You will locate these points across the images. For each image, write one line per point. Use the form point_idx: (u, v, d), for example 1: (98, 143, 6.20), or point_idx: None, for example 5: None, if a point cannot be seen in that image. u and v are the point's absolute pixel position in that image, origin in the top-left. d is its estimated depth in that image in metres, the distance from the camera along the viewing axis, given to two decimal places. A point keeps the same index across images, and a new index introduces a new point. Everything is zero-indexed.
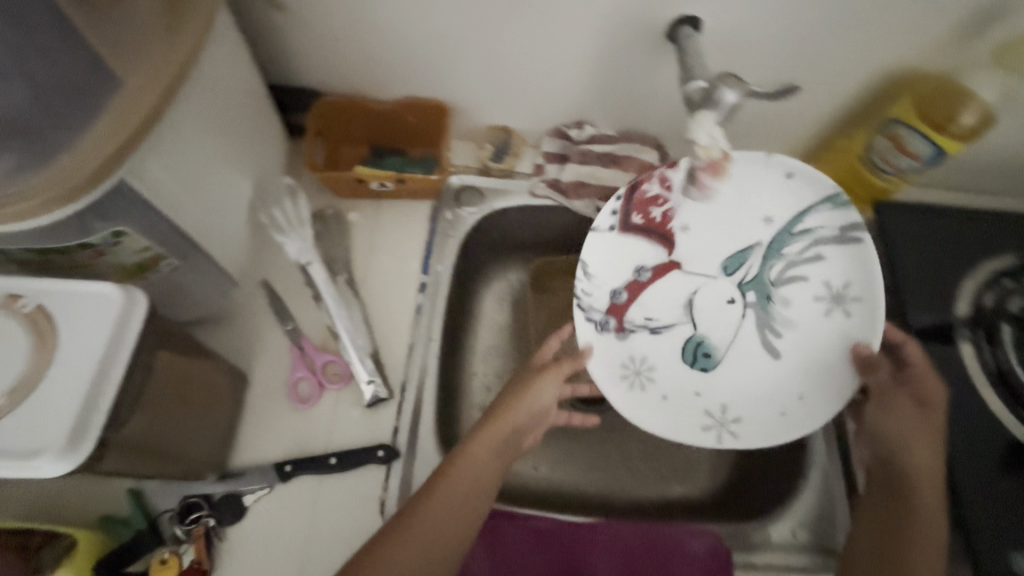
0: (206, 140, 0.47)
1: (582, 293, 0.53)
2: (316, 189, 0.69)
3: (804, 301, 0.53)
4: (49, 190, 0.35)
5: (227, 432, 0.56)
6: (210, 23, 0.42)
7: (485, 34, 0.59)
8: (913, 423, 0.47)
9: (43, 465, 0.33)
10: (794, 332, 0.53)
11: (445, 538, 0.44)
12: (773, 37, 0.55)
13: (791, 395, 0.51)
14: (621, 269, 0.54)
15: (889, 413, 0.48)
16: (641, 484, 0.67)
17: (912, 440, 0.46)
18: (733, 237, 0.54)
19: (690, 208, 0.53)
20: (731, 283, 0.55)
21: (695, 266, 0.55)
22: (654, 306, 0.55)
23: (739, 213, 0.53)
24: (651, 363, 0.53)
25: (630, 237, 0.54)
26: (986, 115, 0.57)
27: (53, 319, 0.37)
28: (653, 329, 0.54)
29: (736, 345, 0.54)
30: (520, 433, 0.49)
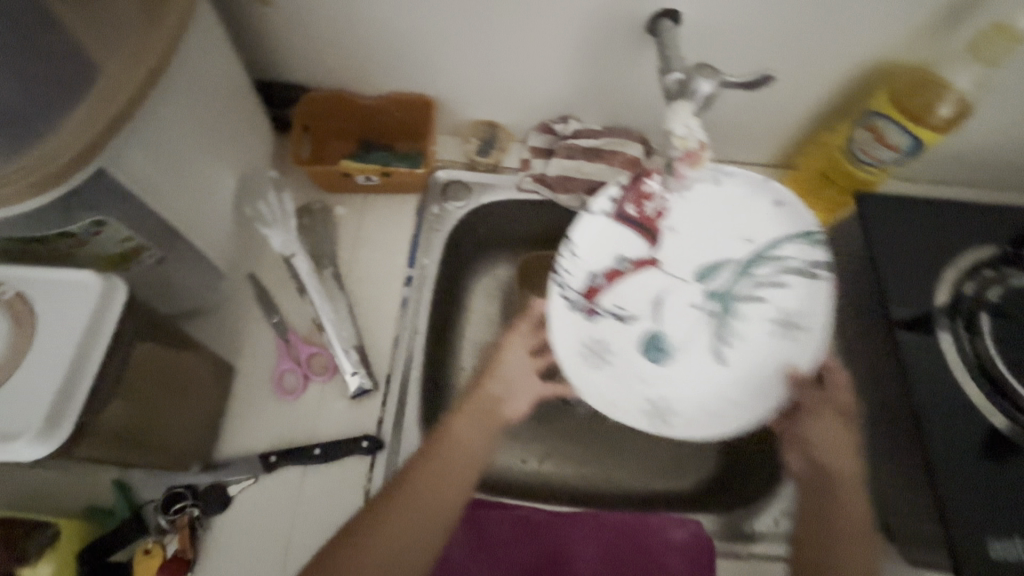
0: (188, 131, 0.48)
1: (563, 269, 0.52)
2: (302, 183, 0.69)
3: (759, 319, 0.53)
4: (26, 177, 0.36)
5: (212, 423, 0.56)
6: (188, 13, 0.42)
7: (468, 27, 0.59)
8: (836, 437, 0.53)
9: (22, 448, 0.33)
10: (743, 345, 0.53)
11: (441, 494, 0.48)
12: (749, 26, 0.56)
13: (726, 401, 0.51)
14: (604, 253, 0.53)
15: (819, 429, 0.53)
16: (627, 475, 0.67)
17: (835, 455, 0.52)
18: (712, 249, 0.54)
19: (680, 211, 0.53)
20: (698, 290, 0.54)
21: (668, 271, 0.54)
22: (624, 298, 0.54)
23: (725, 226, 0.53)
24: (609, 349, 0.53)
25: (620, 224, 0.53)
26: (964, 106, 0.57)
27: (32, 307, 0.37)
28: (617, 319, 0.54)
29: (687, 350, 0.53)
30: (495, 408, 0.55)
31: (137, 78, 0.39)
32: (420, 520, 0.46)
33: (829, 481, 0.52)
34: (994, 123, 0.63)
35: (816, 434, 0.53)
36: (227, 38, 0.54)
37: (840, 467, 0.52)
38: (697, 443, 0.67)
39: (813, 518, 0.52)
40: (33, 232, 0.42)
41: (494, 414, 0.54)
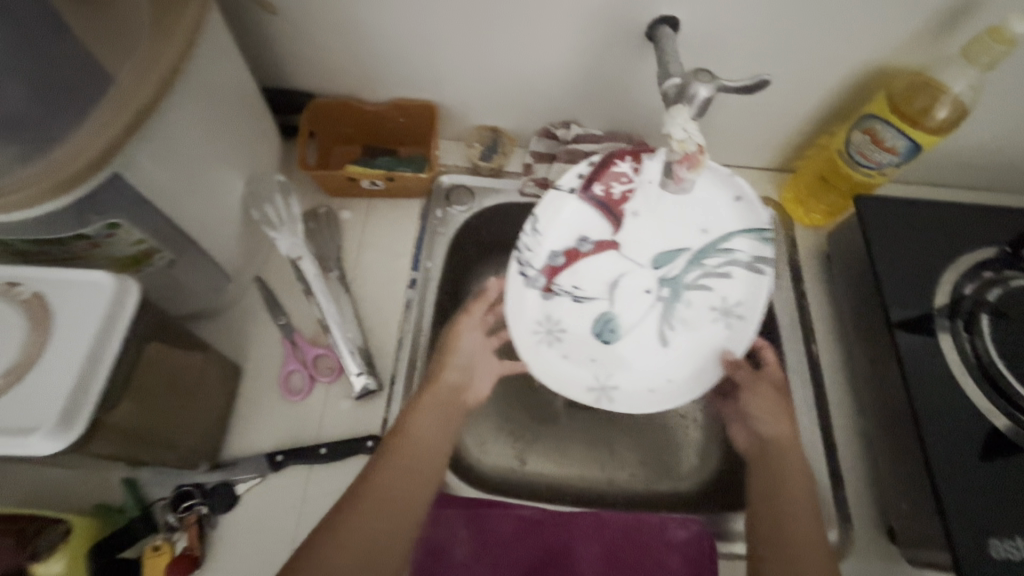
0: (199, 136, 0.49)
1: (525, 247, 0.55)
2: (309, 188, 0.71)
3: (701, 306, 0.58)
4: (43, 180, 0.37)
5: (220, 423, 0.57)
6: (199, 22, 0.43)
7: (470, 35, 0.60)
8: (773, 407, 0.59)
9: (37, 441, 0.35)
10: (686, 328, 0.58)
11: (415, 477, 0.51)
12: (745, 31, 0.57)
13: (661, 377, 0.58)
14: (566, 234, 0.55)
15: (756, 399, 0.60)
16: (629, 476, 0.68)
17: (775, 423, 0.58)
18: (670, 238, 0.56)
19: (644, 196, 0.55)
20: (653, 274, 0.58)
21: (626, 255, 0.58)
22: (583, 278, 0.58)
23: (682, 217, 0.55)
24: (564, 326, 0.58)
25: (586, 205, 0.54)
26: (962, 109, 0.57)
27: (47, 307, 0.38)
28: (575, 298, 0.58)
29: (636, 330, 0.59)
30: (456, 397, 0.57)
31: (151, 86, 0.40)
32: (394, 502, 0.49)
33: (768, 446, 0.57)
34: (990, 126, 0.63)
35: (756, 405, 0.59)
36: (237, 47, 0.55)
37: (778, 433, 0.57)
38: (697, 447, 0.69)
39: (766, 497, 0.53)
40: (49, 235, 0.43)
41: (454, 401, 0.57)
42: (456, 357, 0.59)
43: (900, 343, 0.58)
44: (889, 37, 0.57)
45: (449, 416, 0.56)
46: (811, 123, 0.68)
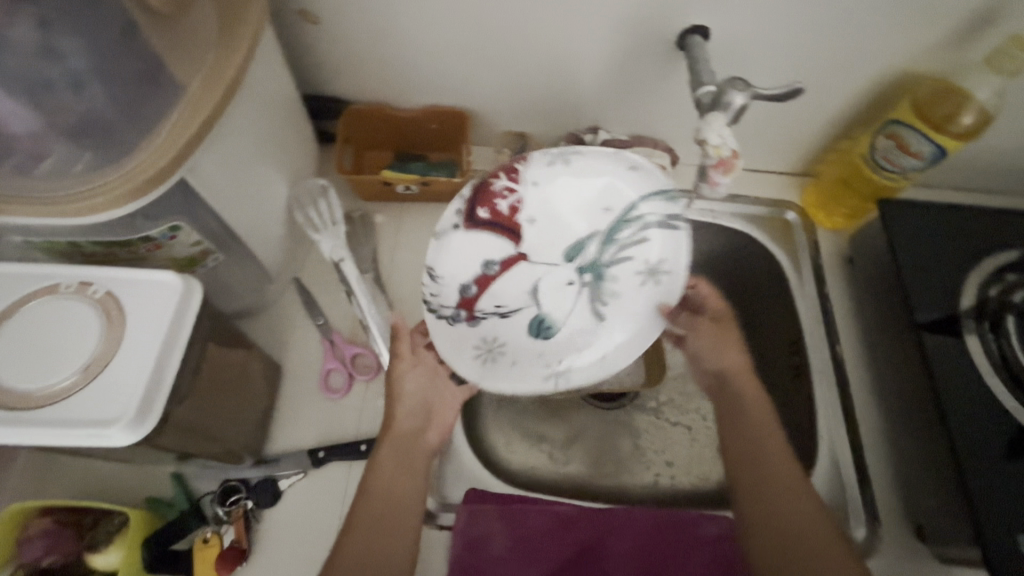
0: (250, 142, 0.51)
1: (432, 294, 0.58)
2: (343, 191, 0.73)
3: (627, 277, 0.59)
4: (122, 184, 0.39)
5: (263, 420, 0.59)
6: (258, 33, 0.46)
7: (505, 45, 0.63)
8: (720, 346, 0.60)
9: (115, 434, 0.36)
10: (619, 301, 0.59)
11: (397, 503, 0.51)
12: (773, 38, 0.59)
13: (609, 344, 0.58)
14: (470, 265, 0.60)
15: (701, 340, 0.60)
16: (654, 476, 0.70)
17: (726, 360, 0.59)
18: (572, 231, 0.61)
19: (533, 199, 0.60)
20: (570, 268, 0.61)
21: (540, 256, 0.61)
22: (502, 290, 0.60)
23: (579, 203, 0.60)
24: (502, 340, 0.59)
25: (476, 233, 0.59)
26: (985, 117, 0.59)
27: (120, 304, 0.40)
28: (499, 308, 0.60)
29: (571, 319, 0.60)
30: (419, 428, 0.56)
31: (216, 95, 0.42)
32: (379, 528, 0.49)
33: (726, 384, 0.59)
34: (1009, 132, 0.65)
35: (706, 348, 0.60)
36: (282, 56, 0.57)
37: (731, 367, 0.59)
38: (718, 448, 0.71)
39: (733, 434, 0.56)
40: (115, 238, 0.45)
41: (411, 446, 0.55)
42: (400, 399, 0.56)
43: (926, 343, 0.59)
44: (914, 46, 0.59)
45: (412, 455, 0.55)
46: (834, 128, 0.70)
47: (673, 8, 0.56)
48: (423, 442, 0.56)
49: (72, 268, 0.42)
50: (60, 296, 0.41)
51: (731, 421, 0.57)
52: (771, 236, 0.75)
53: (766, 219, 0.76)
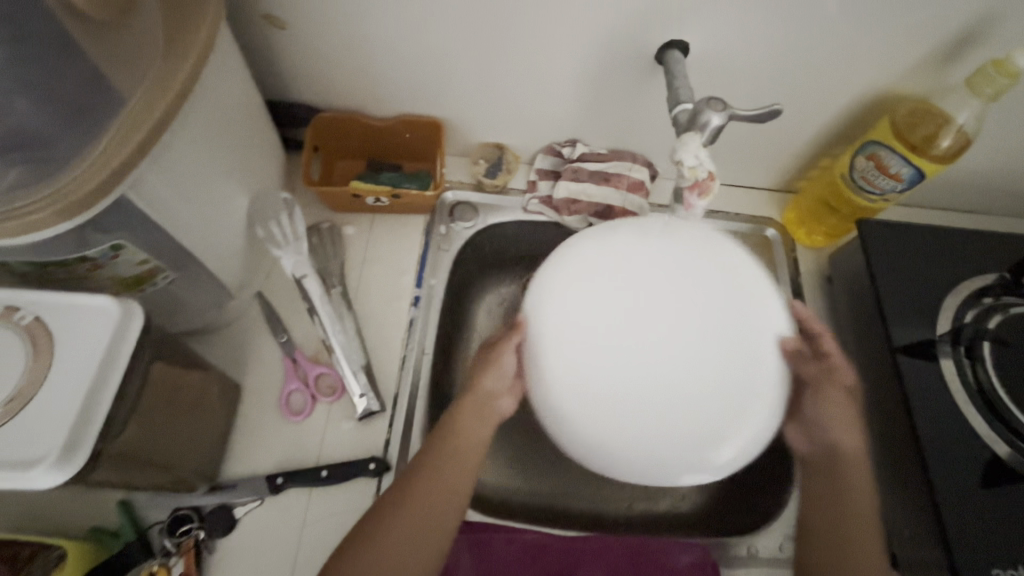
0: (206, 154, 0.49)
1: (552, 273, 0.45)
2: (312, 202, 0.70)
3: (708, 347, 0.40)
4: (53, 202, 0.37)
5: (219, 443, 0.56)
6: (209, 42, 0.43)
7: (480, 55, 0.60)
8: (848, 423, 0.52)
9: (37, 476, 0.34)
10: (679, 365, 0.40)
11: (446, 510, 0.49)
12: (753, 55, 0.58)
13: (651, 391, 0.40)
14: (576, 272, 0.43)
15: (828, 405, 0.52)
16: (631, 496, 0.68)
17: (846, 440, 0.52)
18: (694, 360, 0.40)
19: (653, 242, 0.44)
20: (637, 316, 0.41)
21: (598, 299, 0.42)
22: (573, 305, 0.42)
23: (701, 276, 0.42)
24: (558, 317, 0.43)
25: (592, 244, 0.45)
26: (966, 139, 0.58)
27: (48, 328, 0.38)
28: (569, 352, 0.42)
29: (607, 352, 0.41)
30: (491, 395, 0.52)
31: (159, 108, 0.40)
32: (420, 533, 0.47)
33: (836, 464, 0.52)
34: (987, 154, 0.65)
35: (828, 418, 0.52)
36: (243, 62, 0.55)
37: (851, 448, 0.52)
38: None
39: (815, 502, 0.52)
40: (51, 258, 0.43)
41: (490, 410, 0.52)
42: (499, 371, 0.51)
43: (902, 367, 0.58)
44: (895, 66, 0.58)
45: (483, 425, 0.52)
46: (815, 146, 0.69)
47: (653, 22, 0.55)
48: (496, 408, 0.53)
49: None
50: None
51: (828, 490, 0.52)
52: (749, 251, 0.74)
53: (746, 234, 0.75)
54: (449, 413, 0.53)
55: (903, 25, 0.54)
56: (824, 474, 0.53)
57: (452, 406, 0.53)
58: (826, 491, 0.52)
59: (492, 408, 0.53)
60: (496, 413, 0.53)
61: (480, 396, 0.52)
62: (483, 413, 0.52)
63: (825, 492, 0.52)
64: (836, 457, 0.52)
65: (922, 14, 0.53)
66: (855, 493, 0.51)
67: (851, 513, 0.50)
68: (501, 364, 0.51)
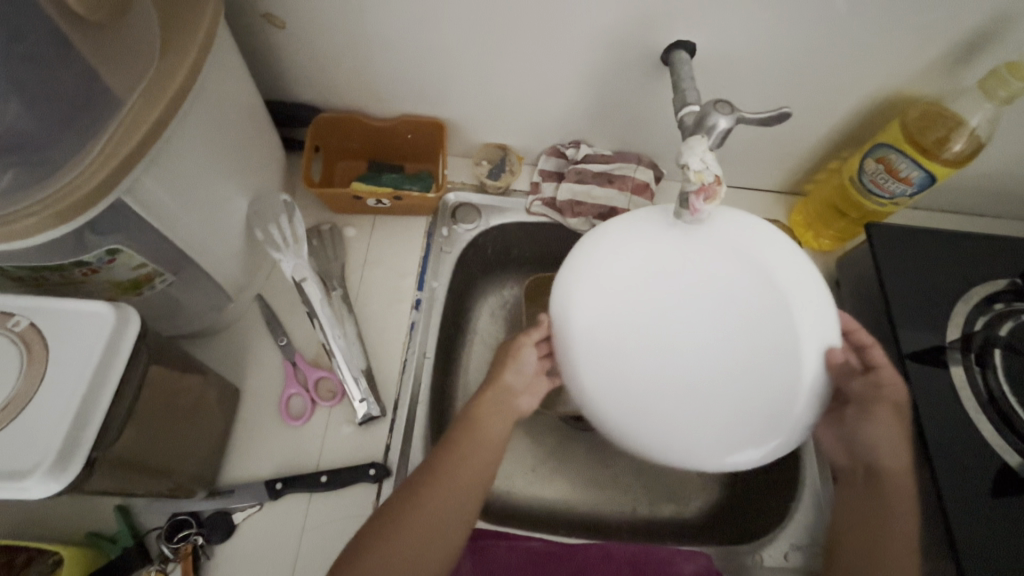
0: (205, 157, 0.48)
1: (596, 262, 0.44)
2: (313, 203, 0.70)
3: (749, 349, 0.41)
4: (48, 207, 0.37)
5: (218, 448, 0.56)
6: (207, 44, 0.43)
7: (483, 56, 0.59)
8: (894, 439, 0.49)
9: (32, 485, 0.34)
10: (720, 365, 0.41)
11: (460, 515, 0.47)
12: (761, 56, 0.57)
13: (692, 388, 0.41)
14: (621, 265, 0.43)
15: (872, 421, 0.49)
16: (633, 501, 0.67)
17: (888, 455, 0.49)
18: (723, 361, 0.41)
19: (700, 238, 0.43)
20: (681, 315, 0.42)
21: (644, 296, 0.42)
22: (603, 304, 0.43)
23: (746, 277, 0.42)
24: (602, 311, 0.43)
25: (638, 237, 0.44)
26: (979, 142, 0.57)
27: (42, 334, 0.38)
28: (599, 351, 0.43)
29: (649, 350, 0.42)
30: (509, 392, 0.51)
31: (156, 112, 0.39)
32: (433, 540, 0.45)
33: (877, 479, 0.50)
34: (999, 157, 0.63)
35: (874, 434, 0.49)
36: (242, 62, 0.54)
37: (892, 464, 0.49)
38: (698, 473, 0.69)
39: (848, 514, 0.51)
40: (46, 262, 0.42)
41: (509, 407, 0.50)
42: (519, 365, 0.50)
43: (911, 375, 0.57)
44: (906, 68, 0.57)
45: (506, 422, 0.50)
46: (822, 148, 0.68)
47: (659, 23, 0.54)
48: (515, 407, 0.51)
49: None
50: None
51: (864, 502, 0.50)
52: None
53: None
54: (463, 411, 0.51)
55: (913, 27, 0.53)
56: (863, 486, 0.51)
57: (466, 403, 0.51)
58: (863, 506, 0.50)
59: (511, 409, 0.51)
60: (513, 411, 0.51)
61: (499, 395, 0.50)
62: (502, 412, 0.50)
63: (860, 505, 0.50)
64: (877, 472, 0.50)
65: (935, 16, 0.52)
66: (894, 511, 0.48)
67: (887, 530, 0.48)
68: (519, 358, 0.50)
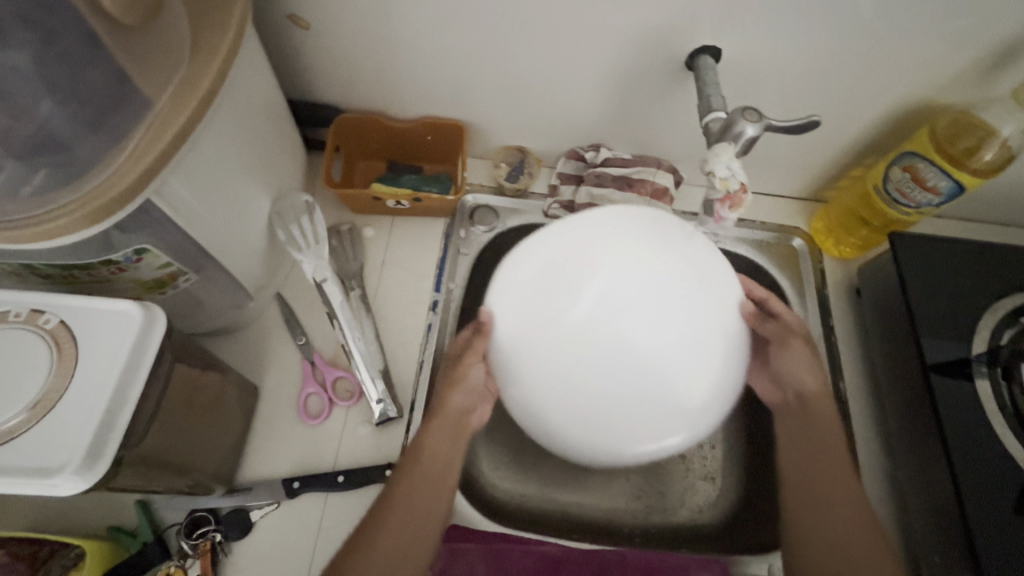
0: (229, 157, 0.48)
1: (536, 248, 0.45)
2: (333, 203, 0.70)
3: (678, 325, 0.40)
4: (80, 207, 0.37)
5: (237, 446, 0.56)
6: (234, 46, 0.43)
7: (506, 59, 0.59)
8: (812, 368, 0.53)
9: (61, 482, 0.34)
10: (648, 342, 0.39)
11: (435, 497, 0.49)
12: (788, 62, 0.56)
13: (621, 367, 0.40)
14: (557, 250, 0.43)
15: (790, 355, 0.53)
16: (646, 507, 0.66)
17: (812, 382, 0.53)
18: (654, 337, 0.39)
19: (632, 225, 0.43)
20: (611, 295, 0.40)
21: (574, 278, 0.41)
22: (531, 302, 0.42)
23: (675, 258, 0.42)
24: (534, 291, 0.42)
25: (574, 225, 0.44)
26: (1008, 154, 0.56)
27: (72, 333, 0.38)
28: (531, 346, 0.42)
29: (578, 331, 0.40)
30: (465, 412, 0.53)
31: (185, 115, 0.40)
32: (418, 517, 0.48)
33: (806, 408, 0.53)
34: None
35: (794, 366, 0.53)
36: (267, 63, 0.54)
37: (818, 390, 0.53)
38: (716, 481, 0.67)
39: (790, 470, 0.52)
40: (74, 261, 0.43)
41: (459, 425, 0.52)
42: (465, 387, 0.52)
43: (935, 387, 0.56)
44: (935, 76, 0.56)
45: (461, 434, 0.53)
46: (847, 155, 0.67)
47: (684, 28, 0.53)
48: (469, 421, 0.54)
49: (22, 294, 0.39)
50: (8, 326, 0.38)
51: (801, 438, 0.53)
52: (775, 261, 0.72)
53: (772, 244, 0.73)
54: (424, 422, 0.53)
55: (943, 36, 0.52)
56: (795, 415, 0.54)
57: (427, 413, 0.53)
58: (804, 471, 0.51)
59: (465, 423, 0.53)
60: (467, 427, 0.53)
61: (456, 415, 0.52)
62: (453, 433, 0.52)
63: (802, 463, 0.51)
64: (806, 400, 0.53)
65: (968, 24, 0.51)
66: (832, 455, 0.51)
67: (833, 491, 0.49)
68: (466, 378, 0.51)
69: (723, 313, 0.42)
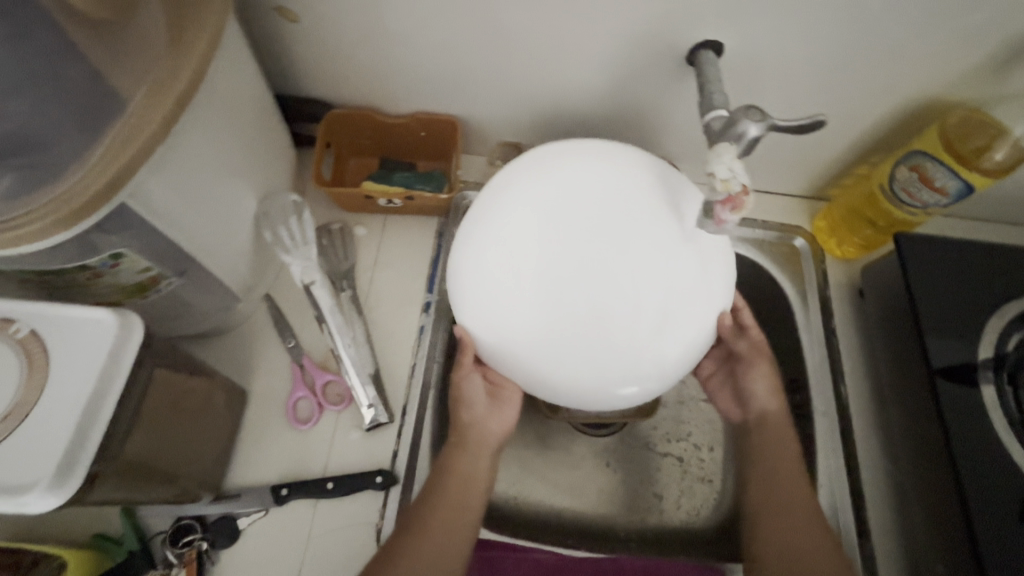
0: (213, 156, 0.47)
1: (501, 208, 0.43)
2: (323, 202, 0.68)
3: (651, 286, 0.40)
4: (50, 212, 0.35)
5: (224, 451, 0.55)
6: (215, 40, 0.41)
7: (501, 53, 0.57)
8: (772, 390, 0.58)
9: (32, 500, 0.33)
10: (621, 303, 0.39)
11: (456, 505, 0.50)
12: (793, 57, 0.54)
13: (595, 331, 0.40)
14: (522, 209, 0.42)
15: (755, 376, 0.58)
16: (633, 506, 0.65)
17: (770, 403, 0.58)
18: (627, 299, 0.39)
19: (604, 181, 0.42)
20: (581, 257, 0.39)
21: (543, 240, 0.40)
22: (499, 267, 0.41)
23: (648, 217, 0.41)
24: (501, 255, 0.41)
25: (541, 182, 0.42)
26: (1020, 154, 0.54)
27: (44, 343, 0.37)
28: (506, 302, 0.41)
29: (549, 297, 0.40)
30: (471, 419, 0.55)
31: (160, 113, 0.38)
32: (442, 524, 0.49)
33: (763, 423, 0.58)
34: None
35: (755, 385, 0.58)
36: (252, 57, 0.52)
37: (774, 411, 0.58)
38: (713, 484, 0.66)
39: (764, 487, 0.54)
40: (49, 267, 0.41)
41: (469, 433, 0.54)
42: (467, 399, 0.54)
43: (939, 393, 0.55)
44: (946, 73, 0.54)
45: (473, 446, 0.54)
46: (853, 153, 0.65)
47: (686, 21, 0.51)
48: (482, 429, 0.55)
49: None
50: None
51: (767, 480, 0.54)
52: (776, 261, 0.71)
53: (773, 244, 0.71)
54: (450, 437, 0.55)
55: (954, 32, 0.50)
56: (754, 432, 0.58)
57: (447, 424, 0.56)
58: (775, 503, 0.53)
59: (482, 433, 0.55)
60: (487, 439, 0.55)
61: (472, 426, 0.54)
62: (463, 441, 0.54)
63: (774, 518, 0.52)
64: (763, 420, 0.58)
65: (982, 19, 0.49)
66: (797, 499, 0.52)
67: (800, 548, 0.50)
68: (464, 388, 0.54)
69: (705, 271, 0.42)
